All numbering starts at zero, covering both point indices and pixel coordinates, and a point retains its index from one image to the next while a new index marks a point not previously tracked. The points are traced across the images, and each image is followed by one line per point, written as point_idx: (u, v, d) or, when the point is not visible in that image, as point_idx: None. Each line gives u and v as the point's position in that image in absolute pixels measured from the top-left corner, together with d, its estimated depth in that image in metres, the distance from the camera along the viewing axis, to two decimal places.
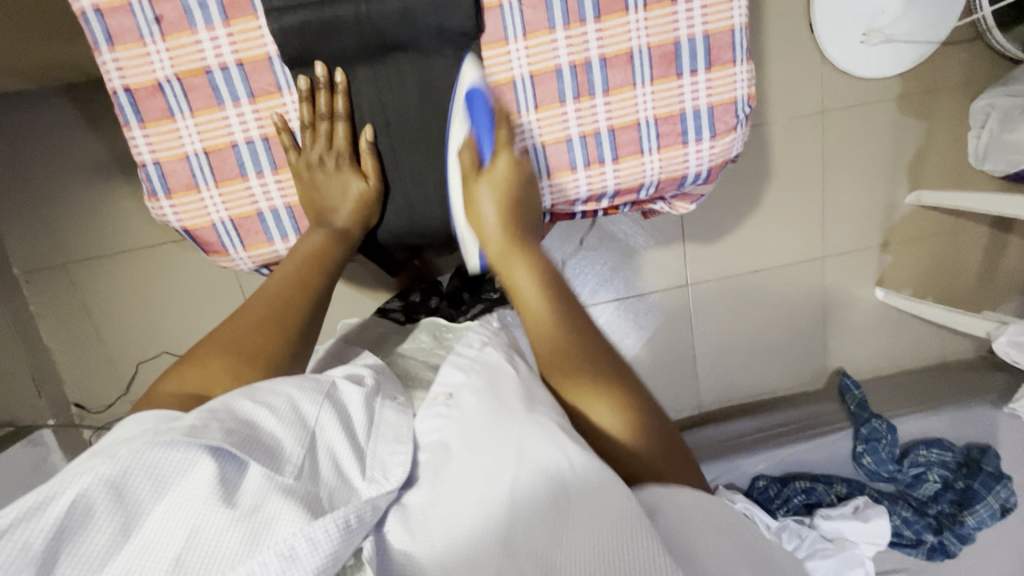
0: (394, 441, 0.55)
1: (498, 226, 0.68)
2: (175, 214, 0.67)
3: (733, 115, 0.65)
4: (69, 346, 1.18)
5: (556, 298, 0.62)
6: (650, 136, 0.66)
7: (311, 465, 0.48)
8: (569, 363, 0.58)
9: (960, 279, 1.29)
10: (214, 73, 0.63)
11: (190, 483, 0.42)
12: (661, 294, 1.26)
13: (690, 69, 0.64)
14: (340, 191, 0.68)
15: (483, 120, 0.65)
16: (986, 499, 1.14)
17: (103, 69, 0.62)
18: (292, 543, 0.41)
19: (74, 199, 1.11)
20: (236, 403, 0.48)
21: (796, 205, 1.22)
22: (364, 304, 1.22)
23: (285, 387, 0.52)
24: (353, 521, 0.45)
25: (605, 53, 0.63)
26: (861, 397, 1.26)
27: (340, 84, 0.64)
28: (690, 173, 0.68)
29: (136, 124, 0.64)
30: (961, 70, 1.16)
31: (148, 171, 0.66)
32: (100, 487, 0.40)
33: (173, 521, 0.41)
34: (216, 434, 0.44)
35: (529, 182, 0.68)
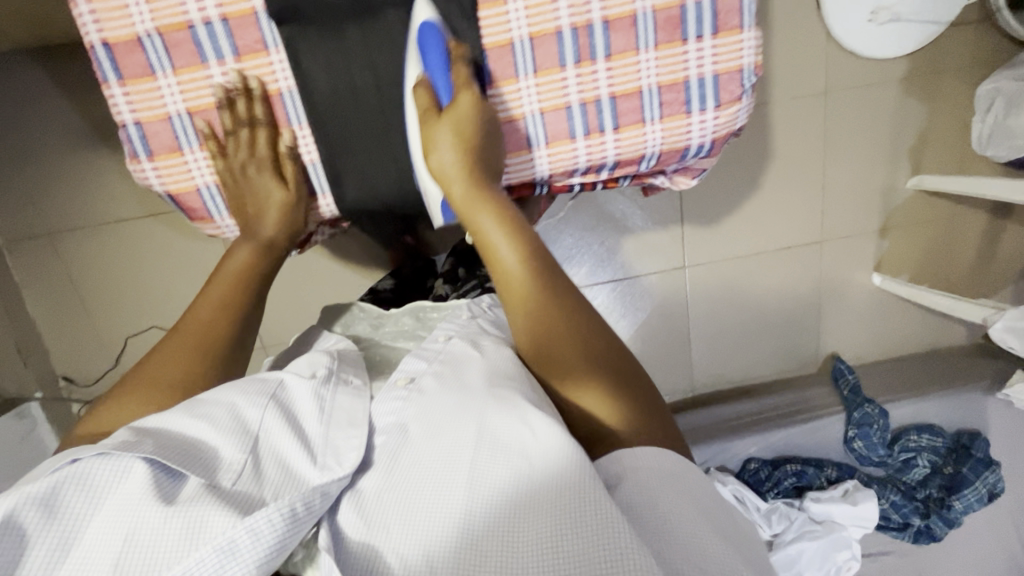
0: (348, 426, 0.53)
1: (462, 174, 0.61)
2: (158, 177, 0.65)
3: (738, 84, 0.62)
4: (56, 319, 1.16)
5: (535, 259, 0.58)
6: (651, 105, 0.63)
7: (254, 467, 0.48)
8: (562, 351, 0.55)
9: (958, 266, 1.28)
10: (197, 29, 0.59)
11: (123, 489, 0.44)
12: (658, 276, 1.24)
13: (696, 35, 0.61)
14: (262, 197, 0.66)
15: (437, 59, 0.60)
16: (974, 485, 1.18)
17: (80, 21, 0.58)
18: (230, 537, 0.41)
19: (59, 168, 1.08)
20: (172, 420, 0.49)
21: (796, 188, 1.20)
22: (355, 281, 1.20)
23: (228, 395, 0.52)
24: (300, 509, 0.45)
25: (608, 16, 0.59)
26: (854, 382, 1.26)
27: (257, 91, 0.62)
28: (692, 145, 0.65)
29: (115, 82, 0.61)
30: (968, 51, 1.14)
31: (129, 131, 0.63)
32: (34, 506, 0.42)
33: (109, 528, 0.43)
34: (146, 448, 0.45)
35: (491, 130, 0.62)
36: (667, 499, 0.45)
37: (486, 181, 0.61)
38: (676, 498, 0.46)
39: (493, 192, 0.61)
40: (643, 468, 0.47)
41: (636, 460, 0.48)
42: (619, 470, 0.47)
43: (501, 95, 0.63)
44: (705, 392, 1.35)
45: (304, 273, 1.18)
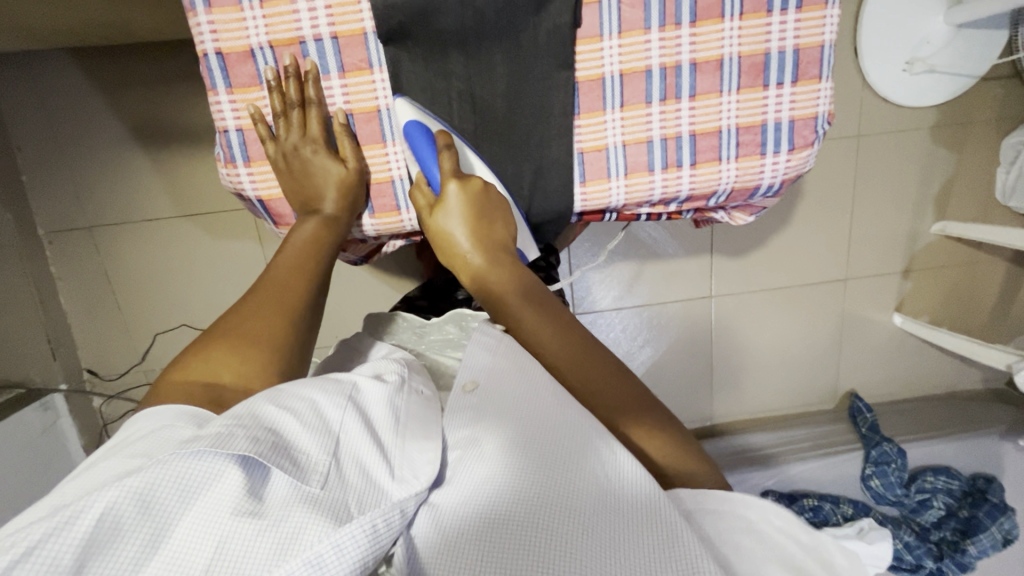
0: (421, 438, 0.47)
1: (471, 251, 0.59)
2: (252, 183, 0.62)
3: (814, 130, 0.59)
4: (88, 312, 1.17)
5: (559, 337, 0.55)
6: (730, 144, 0.59)
7: (337, 472, 0.42)
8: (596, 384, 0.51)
9: (977, 311, 1.31)
10: (308, 45, 0.57)
11: (216, 492, 0.38)
12: (684, 305, 1.26)
13: (776, 81, 0.57)
14: (320, 176, 0.60)
15: (425, 153, 0.57)
16: (989, 529, 1.17)
17: (195, 30, 0.56)
18: (319, 551, 0.36)
19: (107, 164, 1.09)
20: (259, 407, 0.44)
21: (824, 226, 1.23)
22: (386, 290, 1.22)
23: (306, 390, 0.46)
24: (381, 526, 0.39)
25: (696, 58, 0.56)
26: (872, 420, 1.27)
27: (310, 72, 0.57)
28: (763, 185, 0.60)
29: (223, 89, 0.58)
30: (997, 105, 1.18)
31: (229, 137, 0.60)
32: (127, 501, 0.36)
33: (201, 533, 0.37)
34: (242, 444, 0.39)
35: (497, 203, 0.60)
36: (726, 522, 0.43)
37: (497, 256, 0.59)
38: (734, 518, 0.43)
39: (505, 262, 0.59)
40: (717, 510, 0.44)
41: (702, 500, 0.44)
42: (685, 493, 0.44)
43: (583, 127, 0.59)
44: (724, 422, 1.36)
45: (338, 279, 1.21)
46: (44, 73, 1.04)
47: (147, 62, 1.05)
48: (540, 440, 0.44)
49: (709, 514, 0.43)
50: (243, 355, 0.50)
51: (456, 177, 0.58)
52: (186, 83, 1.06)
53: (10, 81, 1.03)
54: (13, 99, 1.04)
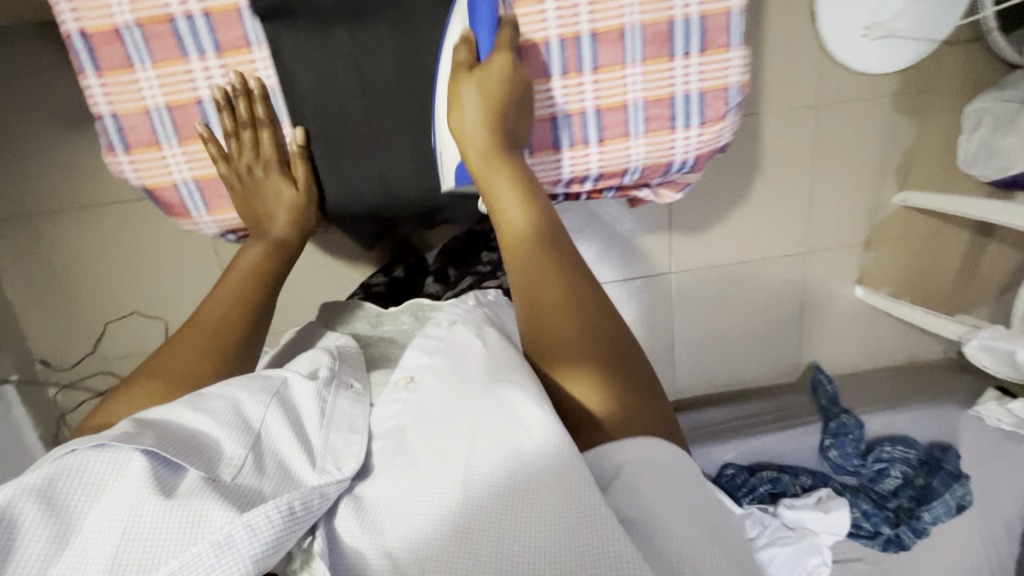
0: (348, 431, 0.54)
1: (483, 133, 0.62)
2: (134, 170, 0.66)
3: (724, 102, 0.65)
4: (35, 302, 1.14)
5: (540, 227, 0.59)
6: (638, 119, 0.65)
7: (255, 463, 0.49)
8: (559, 330, 0.54)
9: (938, 282, 1.30)
10: (178, 22, 0.62)
11: (119, 482, 0.45)
12: (644, 281, 1.25)
13: (683, 52, 0.63)
14: (273, 200, 0.70)
15: (483, 18, 0.61)
16: (943, 496, 1.21)
17: (57, 10, 0.60)
18: (228, 531, 0.42)
19: (41, 150, 1.06)
20: (173, 415, 0.50)
21: (784, 198, 1.21)
22: (341, 274, 1.21)
23: (230, 392, 0.53)
24: (298, 507, 0.46)
25: (596, 27, 0.61)
26: (832, 393, 1.29)
27: (256, 89, 0.65)
28: (675, 160, 0.67)
29: (92, 73, 0.63)
30: (959, 70, 1.15)
31: (106, 123, 0.65)
32: (28, 496, 0.43)
33: (109, 519, 0.43)
34: (146, 441, 0.46)
35: (524, 95, 0.62)
36: (661, 500, 0.44)
37: (507, 148, 0.62)
38: (668, 499, 0.44)
39: (509, 156, 0.62)
40: (644, 461, 0.46)
41: (627, 453, 0.47)
42: (618, 467, 0.46)
43: None
44: (686, 397, 1.37)
45: None
46: None
47: None
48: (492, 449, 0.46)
49: (637, 473, 0.46)
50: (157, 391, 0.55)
51: (506, 52, 0.60)
52: None
53: None
54: None
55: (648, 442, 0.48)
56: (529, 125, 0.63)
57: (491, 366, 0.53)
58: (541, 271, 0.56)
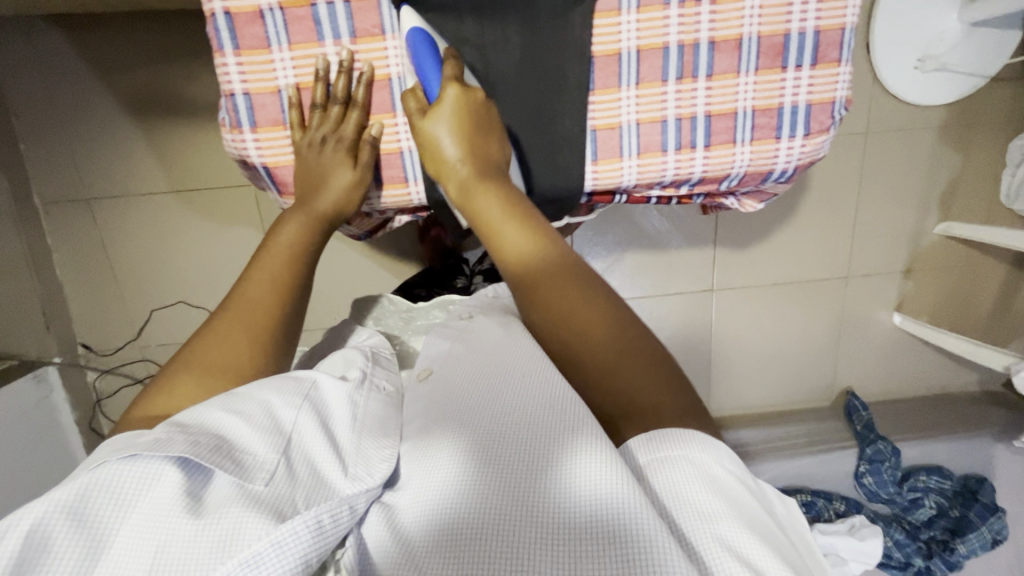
0: (381, 435, 0.46)
1: (461, 162, 0.54)
2: (258, 151, 0.59)
3: (831, 115, 0.58)
4: (85, 285, 1.15)
5: (547, 242, 0.50)
6: (745, 127, 0.58)
7: (284, 470, 0.42)
8: (580, 317, 0.46)
9: (976, 314, 1.31)
10: (320, 4, 0.55)
11: (155, 495, 0.38)
12: (685, 297, 1.26)
13: (796, 63, 0.56)
14: (325, 173, 0.57)
15: (428, 65, 0.53)
16: (979, 530, 1.19)
17: None
18: (256, 549, 0.35)
19: (106, 135, 1.08)
20: (206, 413, 0.43)
21: (828, 222, 1.22)
22: (385, 273, 1.22)
23: (262, 393, 0.45)
24: (326, 521, 0.38)
25: (715, 36, 0.55)
26: (868, 418, 1.27)
27: (364, 71, 0.56)
28: (777, 170, 0.60)
29: (231, 51, 0.55)
30: (1006, 107, 1.17)
31: (235, 102, 0.57)
32: (58, 512, 0.36)
33: (142, 536, 0.37)
34: (180, 445, 0.39)
35: (493, 118, 0.55)
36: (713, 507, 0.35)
37: (490, 171, 0.54)
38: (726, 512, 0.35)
39: (498, 180, 0.54)
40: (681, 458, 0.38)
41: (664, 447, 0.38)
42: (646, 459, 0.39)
43: (596, 104, 0.57)
44: (719, 416, 1.36)
45: (335, 259, 1.20)
46: (46, 40, 1.02)
47: (148, 31, 1.03)
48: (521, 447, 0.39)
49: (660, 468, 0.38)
50: (205, 386, 0.47)
51: (458, 82, 0.53)
52: (191, 55, 1.04)
53: (8, 46, 1.01)
54: (12, 65, 1.02)
55: (668, 435, 0.39)
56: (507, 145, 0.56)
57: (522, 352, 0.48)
58: (553, 282, 0.47)
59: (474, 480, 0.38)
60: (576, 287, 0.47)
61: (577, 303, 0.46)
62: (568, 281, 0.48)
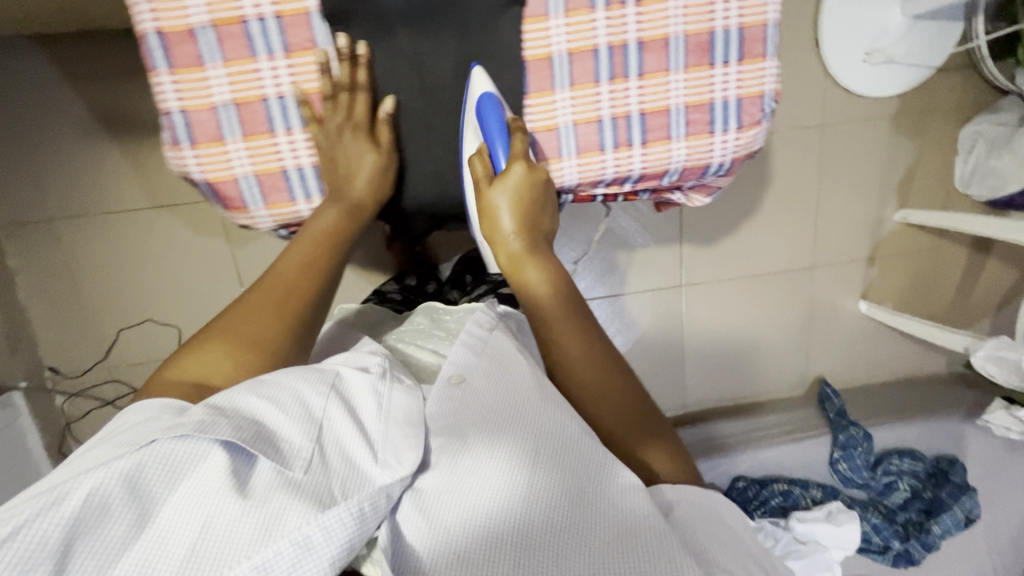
0: (405, 424, 0.51)
1: (514, 236, 0.64)
2: (197, 165, 0.61)
3: (760, 108, 0.64)
4: (49, 307, 1.14)
5: (584, 318, 0.60)
6: (678, 123, 0.63)
7: (319, 456, 0.47)
8: (611, 389, 0.57)
9: (940, 298, 1.34)
10: (251, 23, 0.58)
11: (202, 473, 0.43)
12: (655, 293, 1.27)
13: (722, 60, 0.62)
14: (354, 159, 0.62)
15: (498, 134, 0.62)
16: (952, 509, 1.21)
17: (135, 9, 0.57)
18: (305, 532, 0.41)
19: (67, 156, 1.07)
20: (241, 399, 0.49)
21: (791, 213, 1.25)
22: (357, 283, 1.22)
23: (289, 380, 0.51)
24: (367, 509, 0.44)
25: (642, 37, 0.61)
26: (840, 405, 1.30)
27: (361, 57, 0.60)
28: (713, 163, 0.65)
29: (164, 70, 0.58)
30: (955, 95, 1.21)
31: (172, 119, 0.60)
32: (116, 480, 0.42)
33: (191, 511, 0.42)
34: (225, 430, 0.45)
35: (546, 193, 0.64)
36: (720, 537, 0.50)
37: (537, 243, 0.65)
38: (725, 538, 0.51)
39: (540, 253, 0.64)
40: (686, 498, 0.52)
41: (676, 497, 0.52)
42: (672, 500, 0.52)
43: (534, 106, 0.63)
44: (696, 410, 1.37)
45: None
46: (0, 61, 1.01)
47: (106, 51, 1.03)
48: (561, 452, 0.49)
49: (683, 504, 0.52)
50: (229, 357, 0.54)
51: (524, 160, 0.62)
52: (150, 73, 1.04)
53: None
54: None
55: (687, 489, 0.53)
56: (553, 216, 0.66)
57: (544, 385, 0.54)
58: (603, 382, 0.57)
59: (529, 493, 0.46)
60: (612, 362, 0.59)
61: (614, 380, 0.57)
62: (610, 372, 0.58)
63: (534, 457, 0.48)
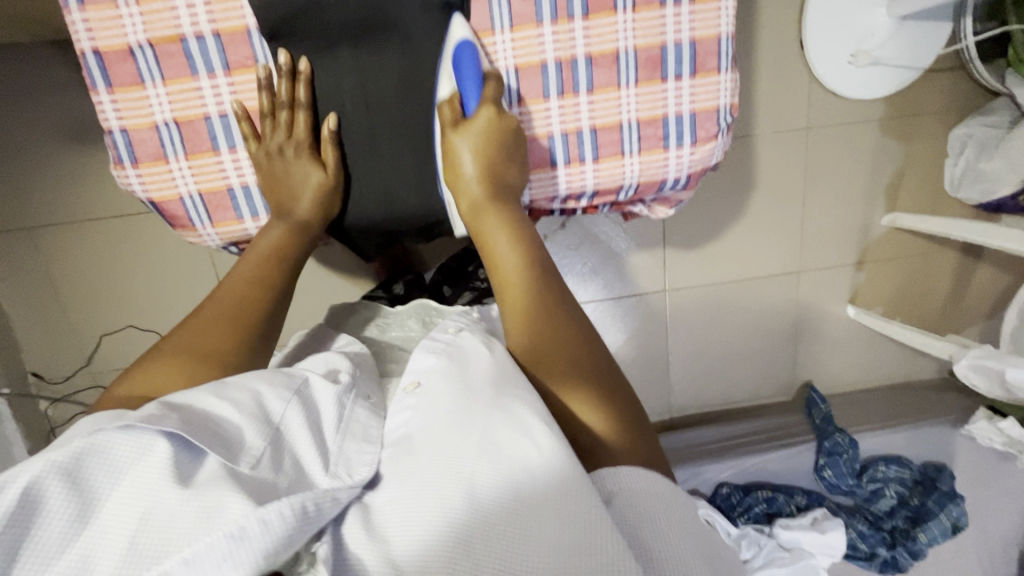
0: (364, 439, 0.50)
1: (474, 181, 0.64)
2: (141, 184, 0.66)
3: (715, 123, 0.67)
4: (31, 314, 1.14)
5: (535, 268, 0.60)
6: (632, 138, 0.67)
7: (271, 460, 0.44)
8: (568, 346, 0.55)
9: (929, 302, 1.32)
10: (189, 42, 0.61)
11: (145, 466, 0.39)
12: (638, 299, 1.26)
13: (674, 75, 0.66)
14: (298, 181, 0.65)
15: (469, 78, 0.62)
16: (938, 517, 1.20)
17: (72, 29, 0.60)
18: (244, 523, 0.38)
19: (45, 164, 1.07)
20: (200, 399, 0.46)
21: (776, 217, 1.23)
22: (337, 289, 1.21)
23: (254, 383, 0.48)
24: (310, 508, 0.42)
25: (591, 51, 0.64)
26: (826, 411, 1.28)
27: (304, 73, 0.63)
28: (668, 178, 0.69)
29: (104, 89, 0.62)
30: (944, 96, 1.19)
31: (115, 138, 0.65)
32: (53, 471, 0.37)
33: (129, 504, 0.38)
34: (174, 422, 0.41)
35: (512, 140, 0.64)
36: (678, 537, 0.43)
37: (498, 193, 0.64)
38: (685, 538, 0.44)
39: (499, 203, 0.64)
40: (640, 488, 0.46)
41: (633, 481, 0.46)
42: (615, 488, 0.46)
43: None
44: (681, 416, 1.36)
45: None
46: None
47: None
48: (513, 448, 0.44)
49: (634, 495, 0.45)
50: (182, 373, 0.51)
51: (491, 106, 0.63)
52: None
53: None
54: None
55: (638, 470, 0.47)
56: (521, 172, 0.66)
57: (499, 376, 0.51)
58: (559, 340, 0.55)
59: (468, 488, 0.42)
60: (568, 318, 0.57)
61: (573, 343, 0.55)
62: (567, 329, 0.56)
63: (479, 449, 0.44)
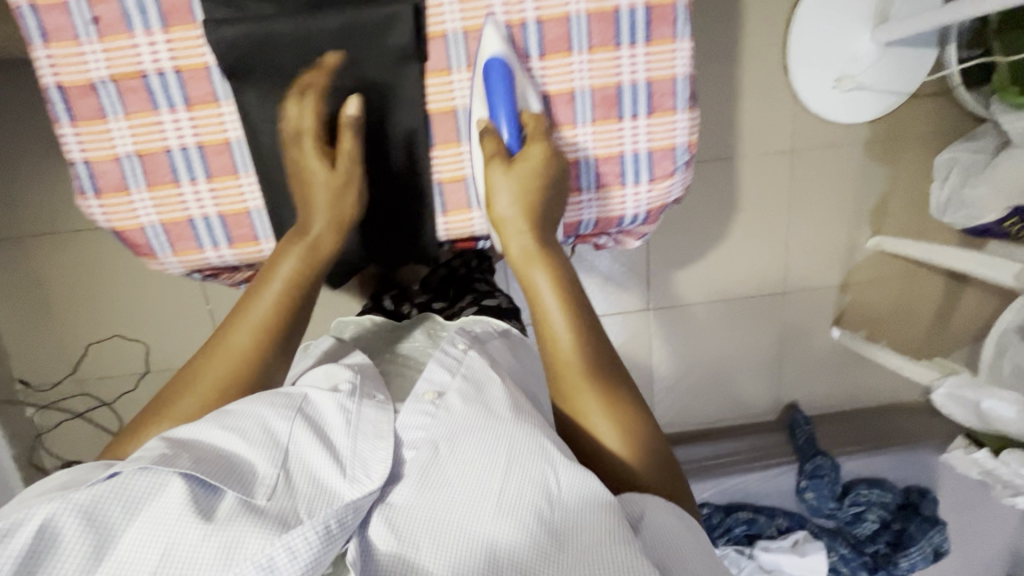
0: (375, 437, 0.52)
1: (520, 208, 0.66)
2: (103, 213, 0.69)
3: (671, 161, 0.71)
4: (19, 321, 1.16)
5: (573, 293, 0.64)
6: (589, 174, 0.72)
7: (285, 481, 0.47)
8: (595, 363, 0.61)
9: (915, 325, 1.32)
10: (151, 78, 0.65)
11: (161, 501, 0.42)
12: (623, 317, 1.26)
13: (631, 114, 0.70)
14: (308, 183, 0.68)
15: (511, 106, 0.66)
16: (920, 543, 1.19)
17: (37, 64, 0.63)
18: (269, 554, 0.41)
19: (34, 176, 1.08)
20: (204, 431, 0.48)
21: (761, 238, 1.23)
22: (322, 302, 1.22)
23: (256, 408, 0.50)
24: (334, 526, 0.44)
25: (548, 92, 0.69)
26: (809, 433, 1.29)
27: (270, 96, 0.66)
28: (627, 214, 0.75)
29: (67, 122, 0.66)
30: (930, 121, 1.19)
31: (78, 169, 0.68)
32: (70, 511, 0.40)
33: (149, 539, 0.41)
34: (184, 462, 0.44)
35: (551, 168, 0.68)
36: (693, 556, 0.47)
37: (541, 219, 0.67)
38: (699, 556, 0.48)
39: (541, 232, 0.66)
40: (660, 513, 0.50)
41: (649, 505, 0.51)
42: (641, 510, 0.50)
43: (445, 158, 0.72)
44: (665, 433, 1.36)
45: None
46: None
47: None
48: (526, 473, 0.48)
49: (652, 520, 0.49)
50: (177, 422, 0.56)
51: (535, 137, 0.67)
52: None
53: None
54: None
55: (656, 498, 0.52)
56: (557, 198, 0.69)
57: (513, 403, 0.56)
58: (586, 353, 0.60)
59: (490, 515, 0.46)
60: (597, 338, 0.62)
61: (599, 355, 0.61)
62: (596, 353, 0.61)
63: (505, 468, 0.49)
